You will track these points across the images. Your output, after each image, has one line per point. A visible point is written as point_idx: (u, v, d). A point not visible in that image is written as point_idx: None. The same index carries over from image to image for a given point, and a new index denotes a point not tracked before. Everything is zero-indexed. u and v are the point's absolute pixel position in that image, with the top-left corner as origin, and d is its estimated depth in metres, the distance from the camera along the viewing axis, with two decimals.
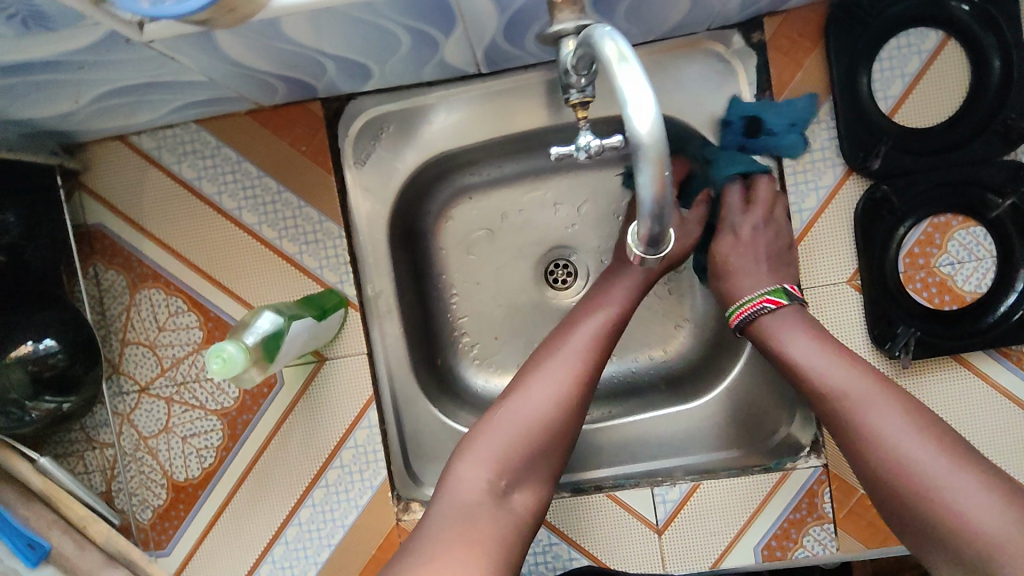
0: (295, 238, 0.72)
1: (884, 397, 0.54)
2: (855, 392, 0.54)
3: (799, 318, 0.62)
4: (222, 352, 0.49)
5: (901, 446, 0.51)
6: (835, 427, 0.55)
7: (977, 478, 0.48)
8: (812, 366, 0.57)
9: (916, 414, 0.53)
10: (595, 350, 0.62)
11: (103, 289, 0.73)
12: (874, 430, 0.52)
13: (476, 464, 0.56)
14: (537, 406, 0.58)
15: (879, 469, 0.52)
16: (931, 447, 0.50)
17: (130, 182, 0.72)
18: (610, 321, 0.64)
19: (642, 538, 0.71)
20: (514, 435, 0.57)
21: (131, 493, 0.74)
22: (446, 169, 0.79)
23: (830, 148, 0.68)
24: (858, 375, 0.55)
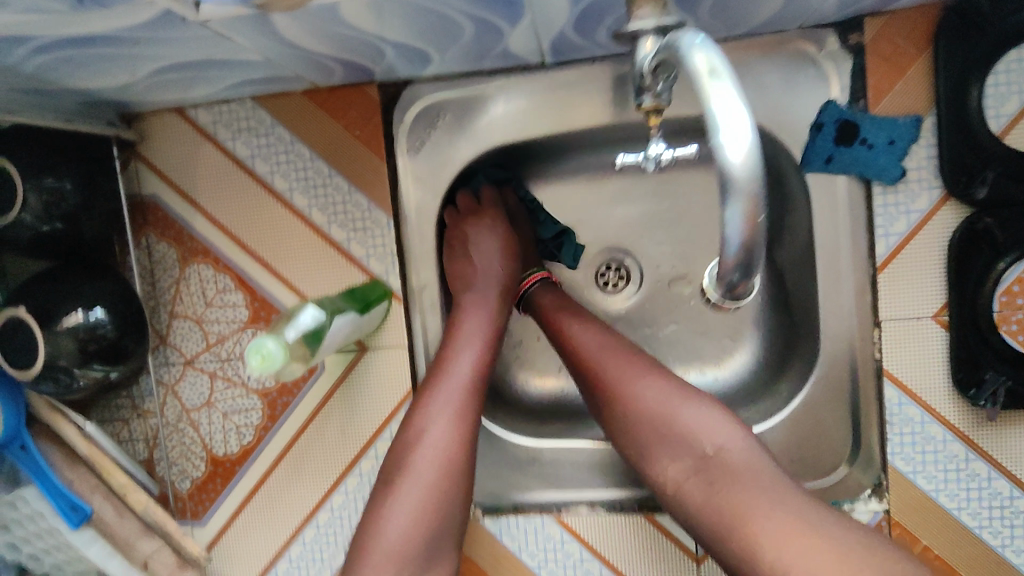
0: (344, 224, 0.70)
1: (619, 350, 0.60)
2: (597, 350, 0.61)
3: (557, 296, 0.69)
4: (262, 348, 0.47)
5: (636, 389, 0.57)
6: (591, 386, 0.61)
7: (704, 403, 0.55)
8: (586, 345, 0.62)
9: (645, 360, 0.60)
10: (472, 398, 0.60)
11: (154, 261, 0.74)
12: (634, 392, 0.57)
13: (379, 559, 0.53)
14: (436, 457, 0.56)
15: (628, 412, 0.57)
16: (666, 382, 0.57)
17: (185, 156, 0.72)
18: (478, 366, 0.61)
19: (678, 564, 0.68)
20: (408, 521, 0.54)
21: (171, 463, 0.75)
22: (502, 162, 0.76)
23: (928, 168, 0.61)
24: (599, 335, 0.62)
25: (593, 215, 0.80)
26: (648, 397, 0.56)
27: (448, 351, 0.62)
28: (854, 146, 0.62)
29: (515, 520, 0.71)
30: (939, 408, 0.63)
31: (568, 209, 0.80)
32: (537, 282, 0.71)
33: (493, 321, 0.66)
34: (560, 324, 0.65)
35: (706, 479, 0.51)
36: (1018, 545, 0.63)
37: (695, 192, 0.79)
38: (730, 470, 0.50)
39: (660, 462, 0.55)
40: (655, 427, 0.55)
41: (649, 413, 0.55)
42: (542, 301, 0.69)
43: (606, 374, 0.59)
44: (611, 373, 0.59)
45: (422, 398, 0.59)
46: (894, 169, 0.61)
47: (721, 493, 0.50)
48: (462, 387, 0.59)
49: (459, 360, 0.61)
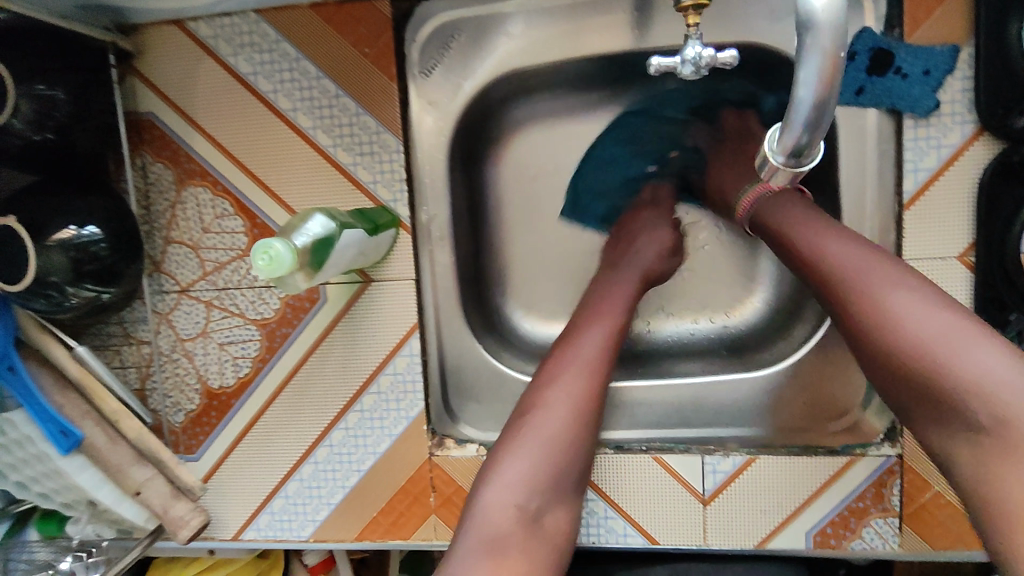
0: (350, 148, 0.67)
1: (880, 261, 0.46)
2: (859, 262, 0.46)
3: (794, 199, 0.54)
4: (269, 249, 0.45)
5: (901, 313, 0.43)
6: (836, 298, 0.47)
7: (983, 337, 0.40)
8: (805, 241, 0.50)
9: (914, 279, 0.45)
10: (607, 362, 0.56)
11: (149, 182, 0.70)
12: (860, 273, 0.46)
13: (505, 487, 0.48)
14: (569, 410, 0.52)
15: (889, 351, 0.43)
16: (936, 307, 0.42)
17: (184, 71, 0.68)
18: (611, 336, 0.58)
19: (685, 507, 0.67)
20: (540, 456, 0.50)
21: (165, 394, 0.73)
22: (516, 92, 0.73)
23: (961, 102, 0.59)
24: (855, 245, 0.47)
25: (607, 154, 0.78)
26: (911, 326, 0.42)
27: (574, 333, 0.58)
28: (887, 76, 0.60)
29: None
30: None
31: (582, 148, 0.78)
32: (765, 193, 0.56)
33: (627, 302, 0.62)
34: (797, 230, 0.51)
35: (992, 454, 0.38)
36: None
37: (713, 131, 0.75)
38: (1022, 449, 0.37)
39: (926, 423, 0.43)
40: (894, 341, 0.42)
41: (888, 315, 0.43)
42: (763, 211, 0.55)
43: (850, 290, 0.45)
44: (864, 295, 0.45)
45: (542, 378, 0.55)
46: (928, 101, 0.59)
47: (1002, 477, 0.38)
48: (598, 351, 0.56)
49: (589, 336, 0.57)
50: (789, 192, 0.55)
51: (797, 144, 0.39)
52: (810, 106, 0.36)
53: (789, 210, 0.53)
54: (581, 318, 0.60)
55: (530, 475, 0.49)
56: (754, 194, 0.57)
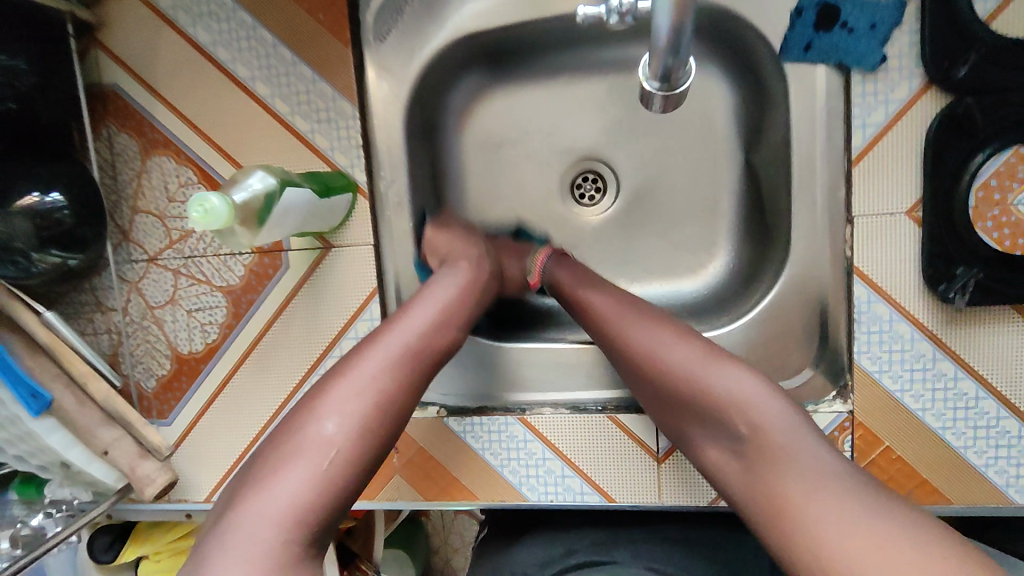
0: (307, 115, 0.68)
1: (634, 312, 0.57)
2: (619, 320, 0.57)
3: (575, 268, 0.65)
4: (203, 202, 0.46)
5: (665, 354, 0.53)
6: (620, 354, 0.57)
7: (730, 365, 0.50)
8: (596, 303, 0.59)
9: (670, 326, 0.55)
10: (416, 357, 0.49)
11: (115, 152, 0.72)
12: (637, 337, 0.55)
13: (268, 510, 0.40)
14: (362, 411, 0.45)
15: (662, 386, 0.53)
16: (692, 344, 0.53)
17: (144, 42, 0.69)
18: (431, 330, 0.51)
19: (641, 464, 0.68)
20: (324, 472, 0.42)
21: (136, 361, 0.75)
22: (474, 58, 0.74)
23: (909, 56, 0.59)
24: (615, 302, 0.59)
25: (569, 120, 0.78)
26: (670, 363, 0.52)
27: (400, 311, 0.52)
28: (834, 31, 0.60)
29: (479, 418, 0.71)
30: (909, 307, 0.62)
31: (543, 114, 0.79)
32: (549, 259, 0.67)
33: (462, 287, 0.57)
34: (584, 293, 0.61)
35: (742, 466, 0.47)
36: (981, 446, 0.62)
37: None
38: (767, 453, 0.45)
39: (699, 437, 0.51)
40: (675, 381, 0.52)
41: (669, 369, 0.52)
42: (557, 276, 0.65)
43: (624, 342, 0.56)
44: (628, 337, 0.55)
45: (328, 377, 0.47)
46: (874, 56, 0.59)
47: (757, 478, 0.45)
48: (409, 344, 0.49)
49: (412, 319, 0.51)
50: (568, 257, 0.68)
51: (664, 66, 0.46)
52: (669, 33, 0.42)
53: (569, 277, 0.64)
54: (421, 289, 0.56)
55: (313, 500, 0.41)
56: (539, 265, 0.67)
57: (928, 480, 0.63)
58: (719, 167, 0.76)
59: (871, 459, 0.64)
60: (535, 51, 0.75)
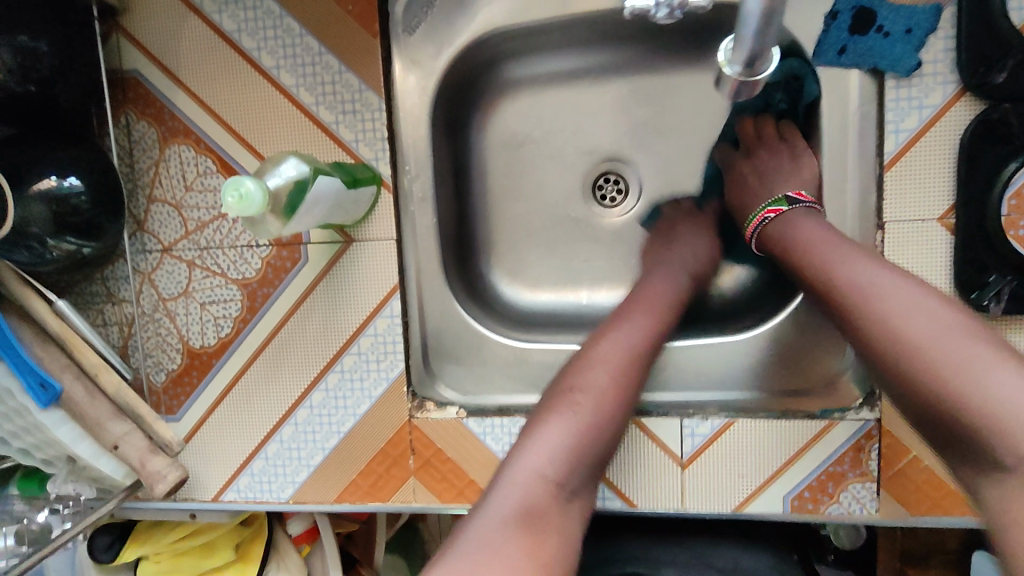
0: (332, 106, 0.67)
1: (888, 278, 0.50)
2: (867, 288, 0.50)
3: (812, 223, 0.59)
4: (239, 186, 0.45)
5: (908, 326, 0.46)
6: (856, 331, 0.50)
7: (995, 351, 0.43)
8: (826, 266, 0.53)
9: (931, 296, 0.48)
10: (632, 364, 0.59)
11: (133, 140, 0.70)
12: (883, 303, 0.48)
13: (537, 454, 0.51)
14: (603, 393, 0.56)
15: (898, 362, 0.46)
16: (945, 314, 0.46)
17: (168, 29, 0.68)
18: (648, 338, 0.61)
19: (664, 469, 0.67)
20: (571, 436, 0.53)
21: (146, 354, 0.73)
22: (501, 55, 0.73)
23: (944, 61, 0.58)
24: (879, 275, 0.50)
25: (593, 120, 0.78)
26: (920, 339, 0.45)
27: (620, 321, 0.62)
28: (869, 35, 0.60)
29: (499, 420, 0.70)
30: None
31: (567, 114, 0.78)
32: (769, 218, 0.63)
33: (664, 300, 0.65)
34: (840, 275, 0.52)
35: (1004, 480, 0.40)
36: None
37: (699, 98, 0.75)
38: None
39: (959, 444, 0.43)
40: (918, 362, 0.45)
41: (912, 349, 0.45)
42: (798, 226, 0.59)
43: (866, 312, 0.49)
44: (863, 308, 0.49)
45: (578, 361, 0.59)
46: (910, 60, 0.58)
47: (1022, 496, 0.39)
48: (628, 348, 0.59)
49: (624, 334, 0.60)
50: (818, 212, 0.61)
51: (752, 53, 0.46)
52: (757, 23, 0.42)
53: (807, 224, 0.59)
54: (615, 318, 0.63)
55: (563, 447, 0.52)
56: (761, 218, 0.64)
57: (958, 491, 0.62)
58: None
59: (899, 468, 0.63)
60: (562, 49, 0.74)
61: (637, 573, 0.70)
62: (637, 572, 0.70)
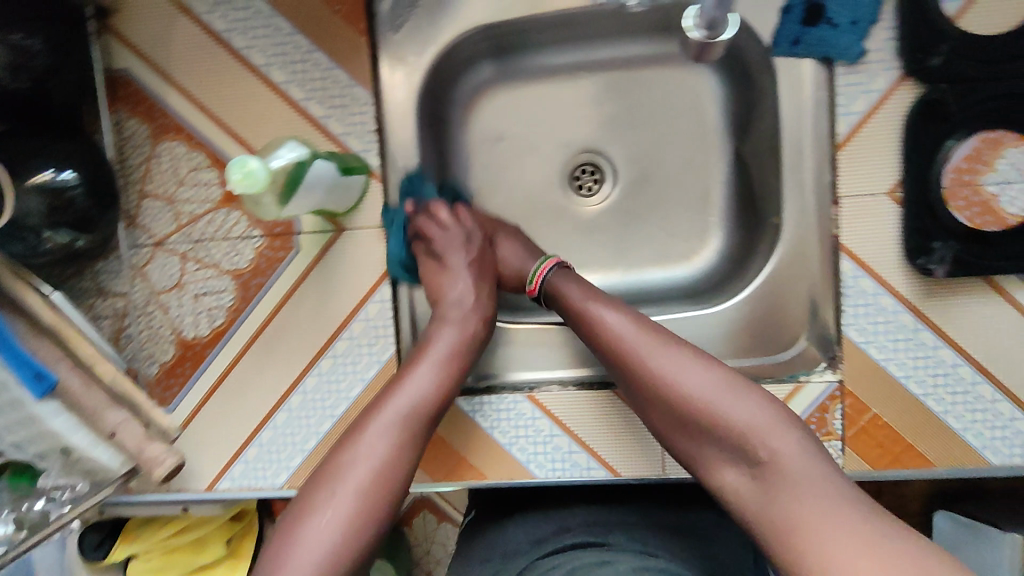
0: (322, 101, 0.70)
1: (656, 339, 0.59)
2: (636, 343, 0.59)
3: (570, 281, 0.69)
4: (244, 165, 0.48)
5: (681, 377, 0.56)
6: (628, 377, 0.60)
7: (736, 389, 0.55)
8: (607, 330, 0.61)
9: (685, 347, 0.59)
10: (426, 420, 0.61)
11: (125, 137, 0.72)
12: (655, 367, 0.58)
13: (322, 534, 0.52)
14: (376, 464, 0.56)
15: (682, 408, 0.56)
16: (710, 370, 0.56)
17: (159, 30, 0.71)
18: (438, 379, 0.63)
19: (645, 437, 0.71)
20: (358, 503, 0.54)
21: (139, 346, 0.74)
22: (481, 53, 0.78)
23: (886, 50, 0.64)
24: (634, 327, 0.60)
25: (568, 114, 0.82)
26: (693, 392, 0.55)
27: (401, 377, 0.62)
28: (820, 26, 0.65)
29: (487, 397, 0.73)
30: (891, 280, 0.66)
31: (544, 109, 0.83)
32: (554, 268, 0.70)
33: (457, 346, 0.66)
34: (615, 329, 0.61)
35: (760, 488, 0.52)
36: (959, 412, 0.66)
37: (666, 91, 0.80)
38: (788, 481, 0.50)
39: (712, 458, 0.56)
40: (686, 411, 0.56)
41: (683, 402, 0.56)
42: (561, 287, 0.68)
43: (645, 368, 0.58)
44: (645, 364, 0.58)
45: (357, 423, 0.58)
46: (856, 48, 0.64)
47: (772, 498, 0.50)
48: (423, 397, 0.61)
49: (415, 382, 0.61)
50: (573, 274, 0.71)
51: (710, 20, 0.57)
52: None
53: (573, 291, 0.66)
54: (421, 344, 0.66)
55: (348, 523, 0.53)
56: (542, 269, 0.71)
57: (912, 444, 0.67)
58: (711, 160, 0.81)
59: (861, 426, 0.68)
60: (538, 46, 0.79)
61: (584, 544, 0.67)
62: (586, 546, 0.67)
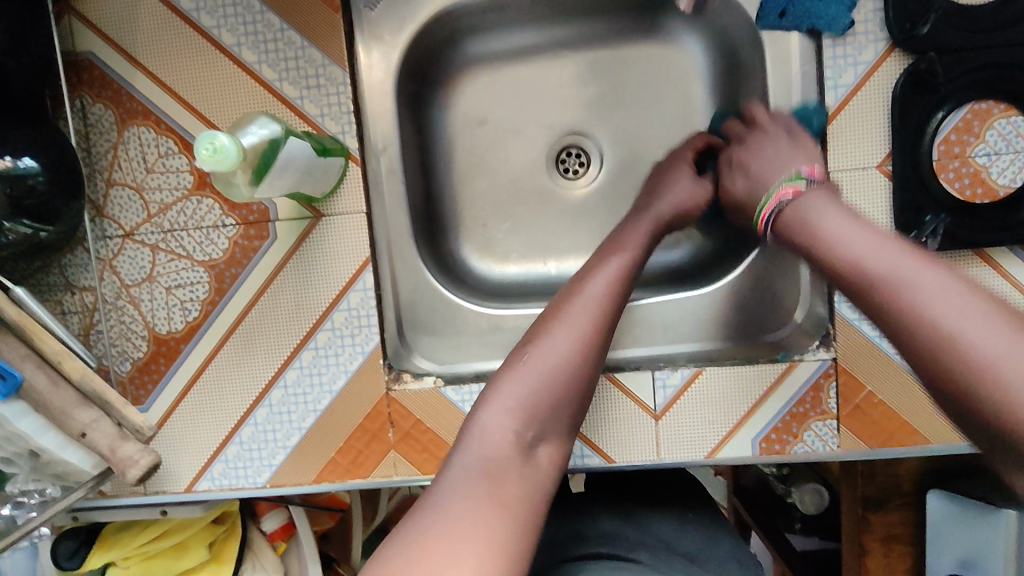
0: (296, 81, 0.67)
1: (904, 250, 0.46)
2: (874, 255, 0.46)
3: (822, 198, 0.54)
4: (213, 141, 0.45)
5: (944, 319, 0.41)
6: (874, 312, 0.45)
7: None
8: (824, 230, 0.50)
9: (974, 287, 0.43)
10: (616, 298, 0.60)
11: (90, 124, 0.69)
12: (907, 286, 0.44)
13: (504, 411, 0.52)
14: (567, 353, 0.56)
15: (932, 359, 0.41)
16: (971, 298, 0.42)
17: (123, 10, 0.67)
18: (625, 265, 0.62)
19: (639, 422, 0.69)
20: (541, 382, 0.54)
21: (110, 343, 0.71)
22: (460, 32, 0.75)
23: (874, 21, 0.63)
24: (875, 237, 0.47)
25: (551, 95, 0.80)
26: (963, 333, 0.40)
27: (592, 269, 0.62)
28: None
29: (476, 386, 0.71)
30: None
31: (526, 90, 0.80)
32: (789, 192, 0.56)
33: (625, 274, 0.62)
34: (870, 269, 0.46)
35: None
36: None
37: (650, 70, 0.79)
38: None
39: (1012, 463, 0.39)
40: (956, 364, 0.40)
41: (949, 347, 0.41)
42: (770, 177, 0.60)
43: (901, 312, 0.43)
44: (894, 290, 0.44)
45: (558, 304, 0.60)
46: (844, 19, 0.62)
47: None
48: (602, 293, 0.59)
49: (566, 326, 0.57)
50: (828, 191, 0.55)
51: None
52: None
53: (834, 220, 0.51)
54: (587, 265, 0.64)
55: (513, 417, 0.52)
56: (776, 198, 0.57)
57: (908, 422, 0.67)
58: None
59: (855, 404, 0.67)
60: (519, 25, 0.77)
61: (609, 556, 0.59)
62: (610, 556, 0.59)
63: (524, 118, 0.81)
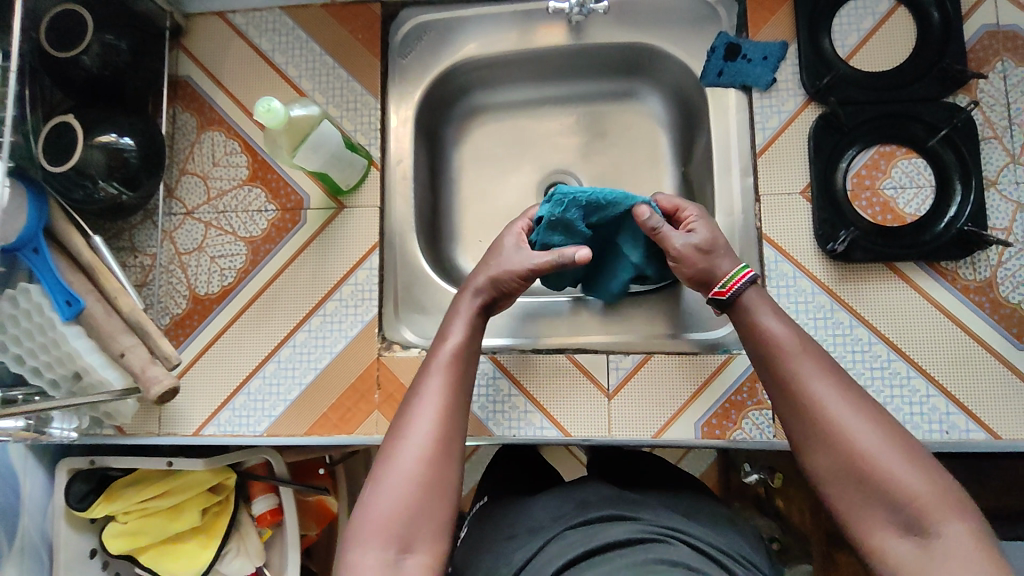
0: (339, 105, 0.87)
1: (812, 359, 0.60)
2: (808, 372, 0.59)
3: (764, 297, 0.66)
4: (269, 103, 0.65)
5: (846, 425, 0.56)
6: (785, 404, 0.60)
7: (910, 459, 0.54)
8: (784, 351, 0.61)
9: (864, 402, 0.57)
10: (452, 396, 0.64)
11: (177, 127, 0.88)
12: (821, 399, 0.58)
13: (366, 544, 0.56)
14: (410, 463, 0.59)
15: (826, 444, 0.56)
16: (881, 429, 0.56)
17: (217, 47, 0.89)
18: (456, 365, 0.66)
19: (594, 400, 0.78)
20: (400, 499, 0.58)
21: (156, 299, 0.85)
22: (471, 84, 0.95)
23: (792, 81, 0.80)
24: (796, 337, 0.61)
25: (545, 140, 0.98)
26: (860, 439, 0.55)
27: (426, 367, 0.66)
28: (738, 61, 0.81)
29: None
30: (807, 266, 0.78)
31: (524, 135, 0.98)
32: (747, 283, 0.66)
33: (451, 370, 0.65)
34: (801, 377, 0.59)
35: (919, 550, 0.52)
36: (879, 386, 0.75)
37: (626, 124, 0.96)
38: (949, 556, 0.50)
39: (876, 519, 0.54)
40: (842, 442, 0.55)
41: (841, 436, 0.56)
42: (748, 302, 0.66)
43: (817, 412, 0.57)
44: (803, 382, 0.59)
45: (404, 406, 0.64)
46: (767, 77, 0.80)
47: (932, 567, 0.51)
48: (441, 389, 0.64)
49: (407, 449, 0.60)
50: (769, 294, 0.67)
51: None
52: None
53: (773, 324, 0.63)
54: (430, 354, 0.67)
55: (388, 524, 0.57)
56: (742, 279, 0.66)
57: None
58: (662, 180, 0.94)
59: None
60: (521, 84, 0.96)
61: (617, 517, 0.66)
62: (617, 517, 0.67)
63: (520, 156, 0.98)
